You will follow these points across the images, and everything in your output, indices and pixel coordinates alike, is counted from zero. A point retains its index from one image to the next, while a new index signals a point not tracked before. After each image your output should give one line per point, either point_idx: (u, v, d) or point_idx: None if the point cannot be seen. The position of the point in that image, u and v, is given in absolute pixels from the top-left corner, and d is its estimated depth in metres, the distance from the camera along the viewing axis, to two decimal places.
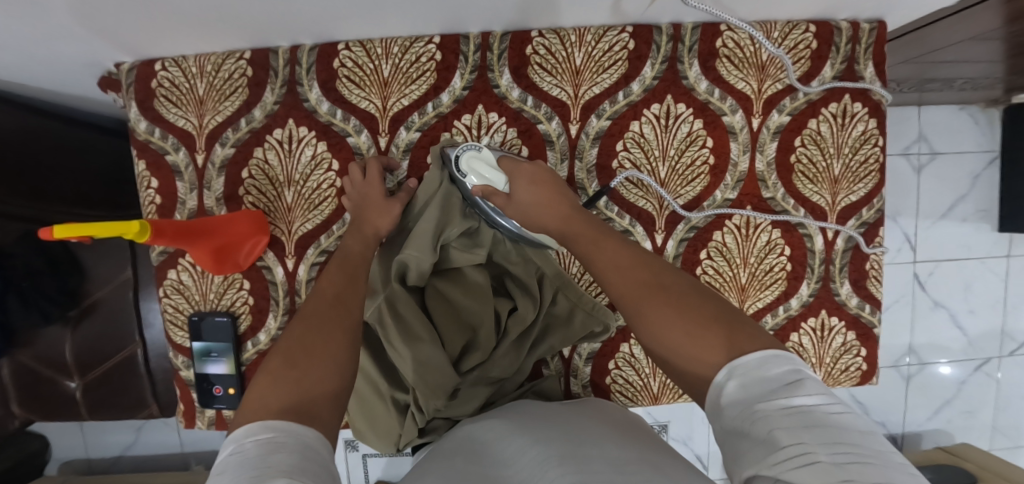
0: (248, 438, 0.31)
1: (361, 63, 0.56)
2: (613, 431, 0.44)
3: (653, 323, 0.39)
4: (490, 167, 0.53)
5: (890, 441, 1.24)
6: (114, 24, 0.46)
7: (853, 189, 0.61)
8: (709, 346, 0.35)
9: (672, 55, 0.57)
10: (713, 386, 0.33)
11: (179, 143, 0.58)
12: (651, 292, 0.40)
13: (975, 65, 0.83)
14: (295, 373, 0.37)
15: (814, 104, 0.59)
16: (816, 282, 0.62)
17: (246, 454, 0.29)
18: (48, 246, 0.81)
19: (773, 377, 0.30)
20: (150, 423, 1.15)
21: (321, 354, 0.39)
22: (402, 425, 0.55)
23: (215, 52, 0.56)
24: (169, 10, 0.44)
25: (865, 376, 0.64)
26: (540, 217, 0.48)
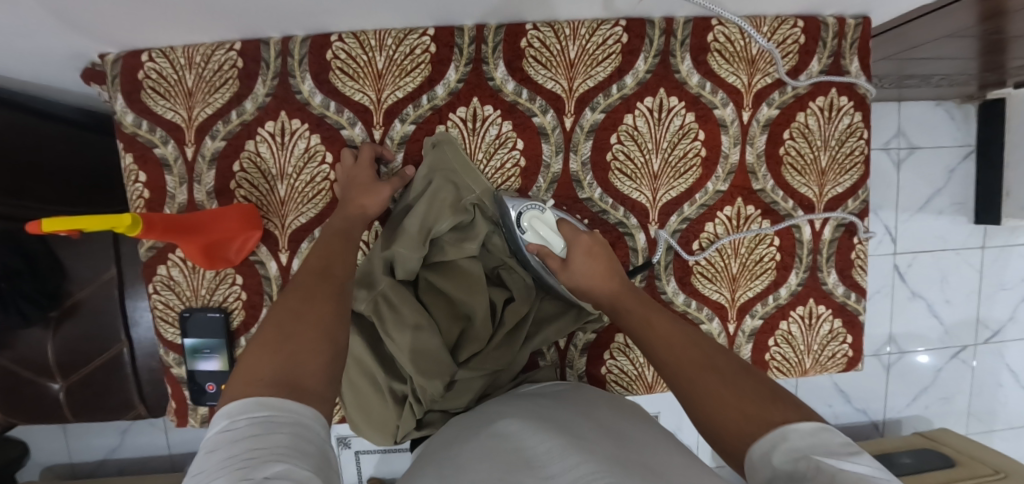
0: (236, 420, 0.30)
1: (354, 55, 0.56)
2: (605, 410, 0.44)
3: (697, 393, 0.40)
4: (553, 231, 0.54)
5: (872, 428, 1.28)
6: (101, 14, 0.45)
7: (839, 180, 0.62)
8: (757, 416, 0.35)
9: (665, 49, 0.58)
10: (757, 445, 0.33)
11: (167, 136, 0.57)
12: (696, 365, 0.41)
13: (955, 61, 0.85)
14: (284, 348, 0.37)
15: (802, 98, 0.60)
16: (804, 271, 0.63)
17: (234, 437, 0.28)
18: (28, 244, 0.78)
19: (825, 443, 0.31)
20: (137, 425, 1.13)
21: (312, 327, 0.40)
22: (398, 417, 0.56)
23: (204, 43, 0.55)
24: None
25: (851, 363, 0.66)
26: (594, 288, 0.51)
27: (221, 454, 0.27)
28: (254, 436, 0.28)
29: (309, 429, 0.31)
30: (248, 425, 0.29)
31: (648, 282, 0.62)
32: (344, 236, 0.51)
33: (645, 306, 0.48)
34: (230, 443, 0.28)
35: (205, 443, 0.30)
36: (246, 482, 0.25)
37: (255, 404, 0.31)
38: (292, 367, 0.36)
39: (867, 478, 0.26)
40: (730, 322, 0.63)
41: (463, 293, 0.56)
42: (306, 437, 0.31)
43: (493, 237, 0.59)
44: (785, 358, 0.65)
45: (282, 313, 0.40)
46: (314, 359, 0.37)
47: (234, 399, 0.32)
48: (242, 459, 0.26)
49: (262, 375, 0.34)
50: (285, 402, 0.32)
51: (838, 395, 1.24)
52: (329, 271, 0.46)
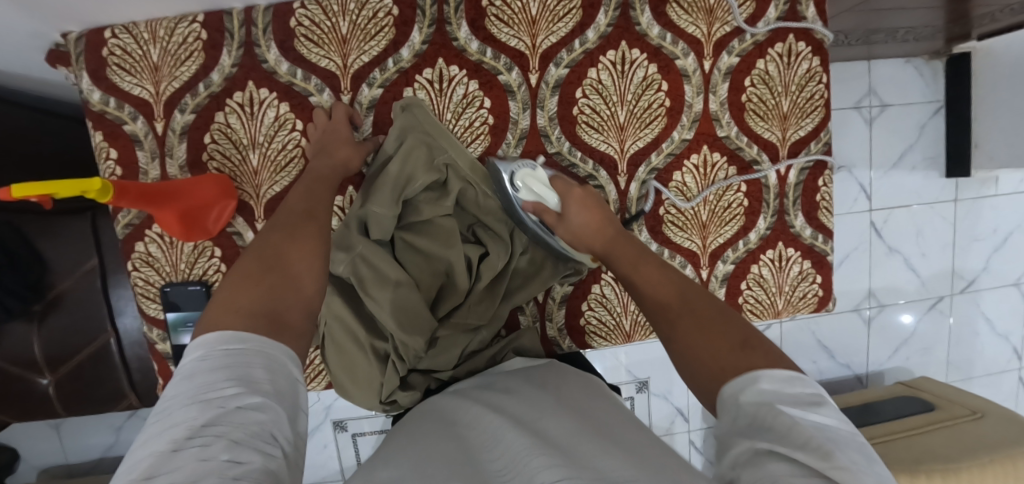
0: (216, 349, 0.32)
1: (318, 21, 0.56)
2: (562, 393, 0.46)
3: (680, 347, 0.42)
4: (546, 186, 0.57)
5: (855, 381, 1.32)
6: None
7: (801, 125, 0.64)
8: (732, 361, 0.37)
9: (624, 2, 0.59)
10: (730, 386, 0.35)
11: (136, 112, 0.57)
12: (684, 314, 0.43)
13: (915, 12, 0.87)
14: (265, 283, 0.39)
15: (761, 45, 0.62)
16: (772, 215, 0.65)
17: (216, 365, 0.31)
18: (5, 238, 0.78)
19: (795, 394, 0.32)
20: (131, 421, 1.13)
21: (291, 270, 0.42)
22: (383, 376, 0.57)
23: (166, 16, 0.55)
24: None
25: (822, 302, 0.68)
26: (587, 238, 0.55)
27: (199, 376, 0.30)
28: (235, 369, 0.30)
29: (284, 368, 0.34)
30: (227, 356, 0.31)
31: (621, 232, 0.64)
32: (317, 192, 0.51)
33: (636, 256, 0.51)
34: (206, 369, 0.30)
35: (181, 367, 0.32)
36: (218, 413, 0.27)
37: (235, 337, 0.33)
38: (272, 304, 0.38)
39: (840, 447, 0.27)
40: (703, 269, 0.65)
41: (442, 252, 0.57)
42: (277, 374, 0.33)
43: (468, 194, 0.59)
44: (757, 301, 0.67)
45: (264, 249, 0.43)
46: (291, 299, 0.40)
47: (212, 328, 0.34)
48: (216, 389, 0.29)
49: (242, 306, 0.36)
50: (262, 339, 0.34)
51: (820, 350, 1.29)
52: (313, 214, 0.48)
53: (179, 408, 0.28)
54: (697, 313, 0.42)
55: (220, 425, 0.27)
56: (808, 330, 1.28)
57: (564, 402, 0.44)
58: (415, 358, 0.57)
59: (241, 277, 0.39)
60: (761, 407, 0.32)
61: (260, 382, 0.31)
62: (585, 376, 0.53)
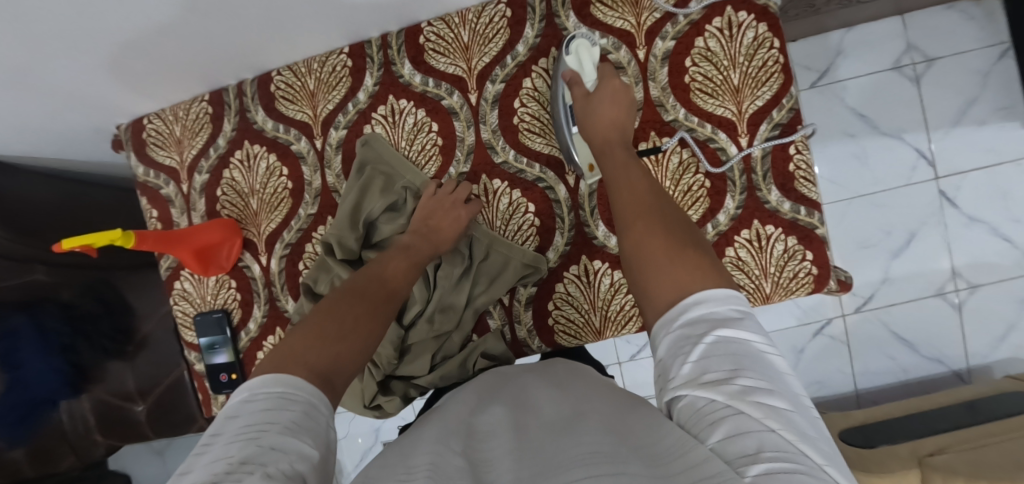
0: (258, 393, 0.35)
1: (291, 83, 0.68)
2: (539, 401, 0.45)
3: (644, 237, 0.45)
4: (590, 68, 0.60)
5: (955, 378, 1.13)
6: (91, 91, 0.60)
7: (757, 94, 0.60)
8: (686, 271, 0.40)
9: (548, 12, 0.62)
10: (675, 310, 0.37)
11: (168, 178, 0.72)
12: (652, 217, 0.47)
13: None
14: (328, 344, 0.42)
15: (697, 23, 0.60)
16: (740, 193, 0.62)
17: (252, 408, 0.33)
18: (104, 292, 1.02)
19: (723, 321, 0.34)
20: None
21: (356, 331, 0.45)
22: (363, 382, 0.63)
23: (185, 100, 0.71)
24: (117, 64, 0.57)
25: (820, 282, 0.61)
26: (597, 117, 0.57)
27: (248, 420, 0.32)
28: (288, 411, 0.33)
29: (313, 411, 0.35)
30: (264, 400, 0.34)
31: (579, 230, 0.64)
32: None
33: (623, 157, 0.54)
34: (250, 412, 0.33)
35: (227, 409, 0.35)
36: (256, 447, 0.29)
37: (281, 385, 0.35)
38: (325, 366, 0.40)
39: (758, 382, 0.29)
40: None
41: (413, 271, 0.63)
42: (309, 417, 0.34)
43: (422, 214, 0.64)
44: (740, 286, 0.62)
45: (336, 308, 0.47)
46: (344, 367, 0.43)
47: (267, 370, 0.38)
48: (253, 428, 0.31)
49: (304, 363, 0.39)
50: (285, 378, 0.36)
51: (898, 344, 1.14)
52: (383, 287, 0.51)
53: (224, 445, 0.29)
54: (656, 217, 0.46)
55: (256, 456, 0.28)
56: (880, 321, 1.13)
57: (525, 415, 0.43)
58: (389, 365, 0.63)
59: (308, 333, 0.43)
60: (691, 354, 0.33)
61: (287, 419, 0.32)
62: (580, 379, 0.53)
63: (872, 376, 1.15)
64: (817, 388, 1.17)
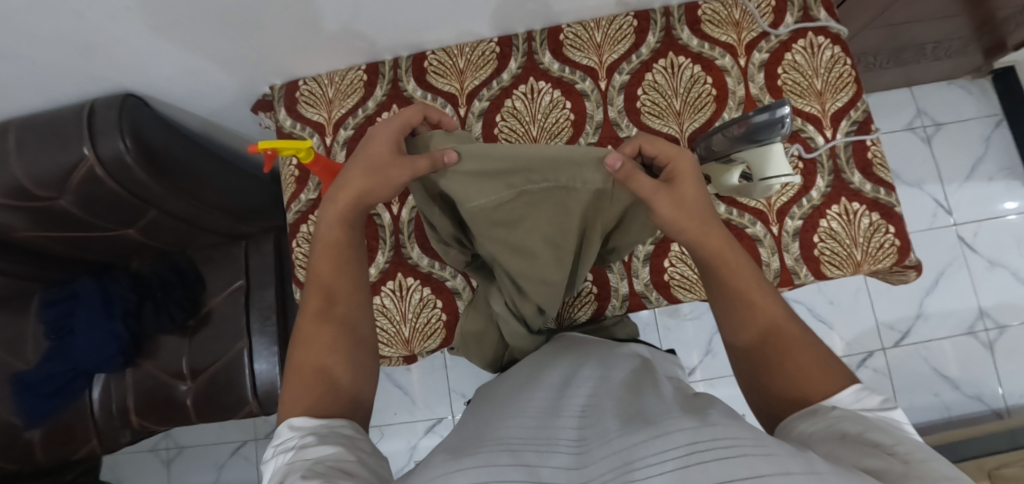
0: (284, 435, 0.42)
1: (443, 61, 0.79)
2: (625, 382, 0.51)
3: (778, 369, 0.44)
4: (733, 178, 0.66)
5: (994, 416, 1.20)
6: (278, 35, 0.71)
7: (837, 97, 0.74)
8: (810, 378, 0.43)
9: (667, 25, 0.78)
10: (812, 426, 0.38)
11: (313, 131, 0.80)
12: (771, 339, 0.46)
13: (944, 22, 0.98)
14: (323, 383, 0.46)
15: (785, 42, 0.76)
16: (829, 175, 0.73)
17: (284, 445, 0.41)
18: (180, 264, 1.05)
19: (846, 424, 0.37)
20: (245, 447, 1.28)
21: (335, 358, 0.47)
22: (501, 324, 0.63)
23: (343, 68, 0.82)
24: (303, 17, 0.68)
25: (902, 253, 0.70)
26: (680, 224, 0.48)
27: (282, 456, 0.39)
28: (310, 437, 0.39)
29: (329, 428, 0.42)
30: (289, 436, 0.41)
31: None
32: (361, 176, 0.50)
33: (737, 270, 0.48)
34: (284, 449, 0.40)
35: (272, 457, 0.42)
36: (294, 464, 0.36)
37: (304, 423, 0.42)
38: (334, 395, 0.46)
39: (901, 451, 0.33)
40: (773, 225, 0.72)
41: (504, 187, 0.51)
42: (329, 431, 0.41)
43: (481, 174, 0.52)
44: (835, 253, 0.71)
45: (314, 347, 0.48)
46: (335, 403, 0.45)
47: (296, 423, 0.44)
48: (292, 453, 0.38)
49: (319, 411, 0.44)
50: (302, 419, 0.42)
51: (940, 380, 1.21)
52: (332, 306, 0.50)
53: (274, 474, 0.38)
54: (780, 339, 0.45)
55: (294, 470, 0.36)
56: (921, 357, 1.22)
57: (625, 389, 0.49)
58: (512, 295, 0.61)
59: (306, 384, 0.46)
60: (817, 423, 0.38)
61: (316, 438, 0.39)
62: (667, 378, 0.56)
63: (916, 412, 1.20)
64: None
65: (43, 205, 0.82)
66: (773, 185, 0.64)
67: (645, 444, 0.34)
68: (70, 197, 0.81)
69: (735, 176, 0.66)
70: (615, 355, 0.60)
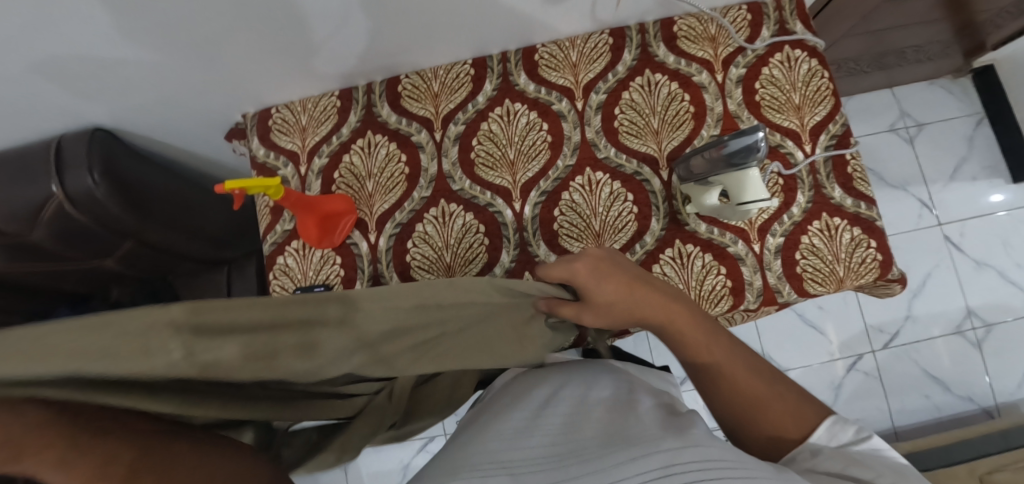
0: None
1: (417, 85, 0.78)
2: (606, 401, 0.48)
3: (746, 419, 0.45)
4: (710, 200, 0.65)
5: (985, 416, 1.20)
6: (248, 61, 0.70)
7: (816, 111, 0.74)
8: (781, 416, 0.44)
9: (643, 42, 0.77)
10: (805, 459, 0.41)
11: (287, 160, 0.79)
12: (739, 389, 0.46)
13: (922, 27, 0.98)
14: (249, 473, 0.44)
15: (762, 57, 0.75)
16: (809, 190, 0.72)
17: None
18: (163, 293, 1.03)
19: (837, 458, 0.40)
20: None
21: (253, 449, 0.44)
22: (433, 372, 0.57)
23: (316, 94, 0.80)
24: (274, 45, 0.67)
25: (885, 267, 0.70)
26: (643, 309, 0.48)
27: None
28: None
29: None
30: None
31: (671, 218, 0.72)
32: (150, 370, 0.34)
33: (696, 324, 0.48)
34: None
35: None
36: None
37: None
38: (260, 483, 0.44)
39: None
40: (754, 243, 0.71)
41: (182, 317, 0.24)
42: None
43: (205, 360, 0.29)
44: (817, 270, 0.70)
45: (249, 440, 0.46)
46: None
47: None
48: None
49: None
50: None
51: (930, 381, 1.21)
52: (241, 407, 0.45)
53: None
54: (748, 388, 0.45)
55: None
56: (910, 358, 1.22)
57: (608, 410, 0.46)
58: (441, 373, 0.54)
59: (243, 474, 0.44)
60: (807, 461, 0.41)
61: None
62: (653, 392, 0.53)
63: (907, 414, 1.21)
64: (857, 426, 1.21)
65: (16, 240, 0.80)
66: (748, 211, 0.63)
67: (623, 463, 0.37)
68: (41, 232, 0.79)
69: (712, 197, 0.65)
70: (596, 369, 0.56)
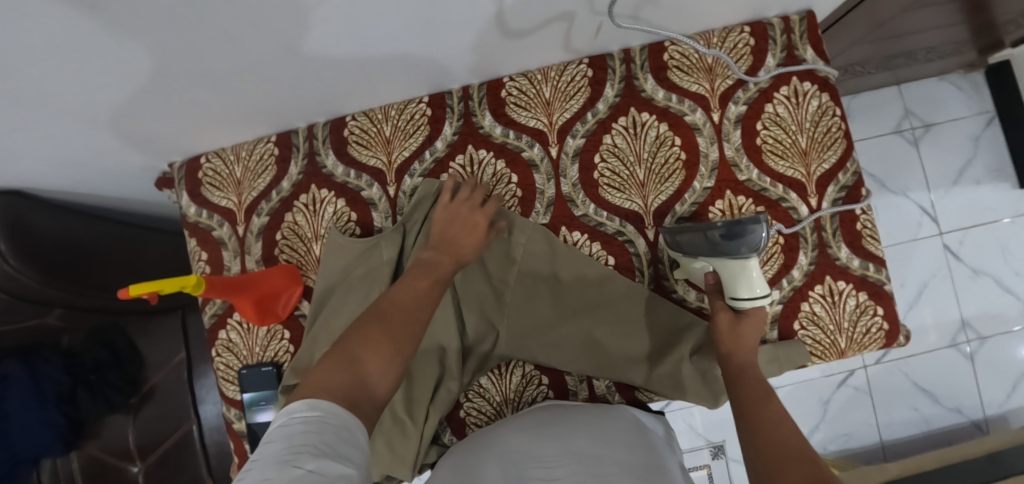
0: None
1: (366, 128, 0.67)
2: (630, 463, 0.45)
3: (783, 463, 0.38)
4: (715, 262, 0.56)
5: (975, 429, 1.18)
6: (160, 122, 0.59)
7: (823, 157, 0.64)
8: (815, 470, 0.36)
9: (628, 74, 0.66)
10: None
11: (222, 220, 0.69)
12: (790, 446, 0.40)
13: (939, 31, 0.87)
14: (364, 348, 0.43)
15: (766, 91, 0.65)
16: (812, 250, 0.64)
17: None
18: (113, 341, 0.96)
19: None
20: None
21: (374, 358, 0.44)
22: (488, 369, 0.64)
23: (249, 140, 0.69)
24: (181, 101, 0.55)
25: (891, 336, 0.63)
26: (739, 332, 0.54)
27: None
28: None
29: None
30: None
31: (657, 284, 0.65)
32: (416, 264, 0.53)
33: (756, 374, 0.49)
34: None
35: None
36: None
37: None
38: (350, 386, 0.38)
39: None
40: None
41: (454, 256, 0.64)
42: None
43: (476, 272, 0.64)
44: (817, 341, 0.63)
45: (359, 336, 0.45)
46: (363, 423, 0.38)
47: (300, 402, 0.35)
48: None
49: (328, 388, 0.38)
50: None
51: (921, 395, 1.18)
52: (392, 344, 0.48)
53: None
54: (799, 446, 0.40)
55: None
56: (902, 372, 1.18)
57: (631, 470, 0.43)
58: (463, 373, 0.63)
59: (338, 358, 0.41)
60: None
61: None
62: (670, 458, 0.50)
63: (894, 427, 1.18)
64: (844, 441, 1.18)
65: None
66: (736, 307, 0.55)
67: None
68: None
69: (724, 263, 0.54)
70: (626, 422, 0.55)
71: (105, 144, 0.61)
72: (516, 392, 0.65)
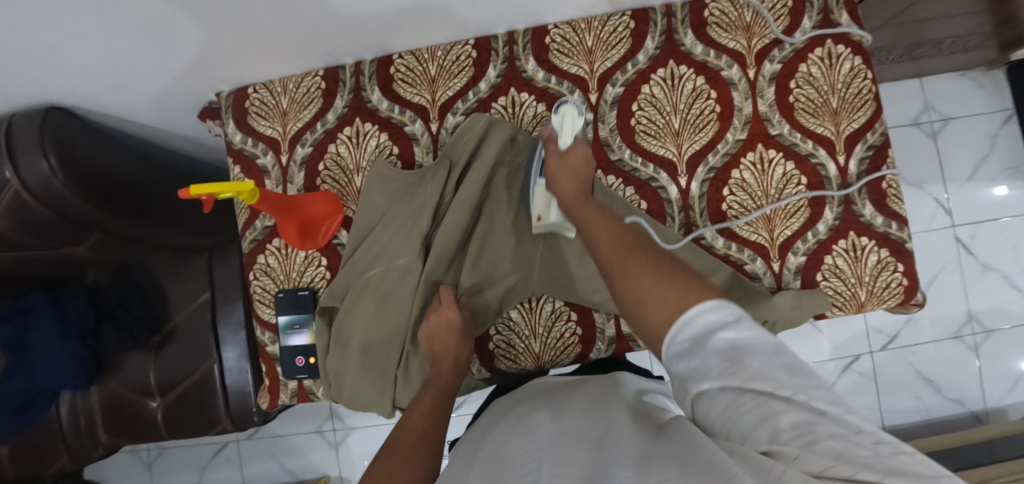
0: None
1: (412, 67, 0.69)
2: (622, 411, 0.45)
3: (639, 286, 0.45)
4: (572, 131, 0.63)
5: (974, 420, 1.21)
6: (218, 47, 0.61)
7: (853, 117, 0.67)
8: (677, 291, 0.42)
9: (669, 28, 0.68)
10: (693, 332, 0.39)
11: (266, 148, 0.71)
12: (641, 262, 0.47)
13: (961, 19, 0.90)
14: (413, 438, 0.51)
15: (801, 52, 0.67)
16: (838, 206, 0.66)
17: None
18: (139, 277, 0.97)
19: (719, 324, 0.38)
20: (225, 450, 1.25)
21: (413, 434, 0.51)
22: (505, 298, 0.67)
23: (297, 73, 0.71)
24: (246, 28, 0.57)
25: (909, 292, 0.65)
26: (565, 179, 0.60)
27: None
28: None
29: None
30: None
31: (687, 230, 0.67)
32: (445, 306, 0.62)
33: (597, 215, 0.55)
34: None
35: None
36: None
37: None
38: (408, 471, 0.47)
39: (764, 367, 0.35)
40: (774, 262, 0.66)
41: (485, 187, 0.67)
42: None
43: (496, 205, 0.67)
44: (838, 293, 0.66)
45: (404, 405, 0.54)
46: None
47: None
48: None
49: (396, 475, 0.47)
50: None
51: (923, 384, 1.21)
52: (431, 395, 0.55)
53: None
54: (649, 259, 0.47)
55: None
56: (907, 360, 1.21)
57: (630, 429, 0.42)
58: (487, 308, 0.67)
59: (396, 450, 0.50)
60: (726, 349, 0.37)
61: None
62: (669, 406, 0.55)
63: (898, 414, 1.21)
64: None
65: None
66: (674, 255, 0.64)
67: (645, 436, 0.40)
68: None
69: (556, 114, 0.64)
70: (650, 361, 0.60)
71: (160, 65, 0.63)
72: (544, 328, 0.67)
